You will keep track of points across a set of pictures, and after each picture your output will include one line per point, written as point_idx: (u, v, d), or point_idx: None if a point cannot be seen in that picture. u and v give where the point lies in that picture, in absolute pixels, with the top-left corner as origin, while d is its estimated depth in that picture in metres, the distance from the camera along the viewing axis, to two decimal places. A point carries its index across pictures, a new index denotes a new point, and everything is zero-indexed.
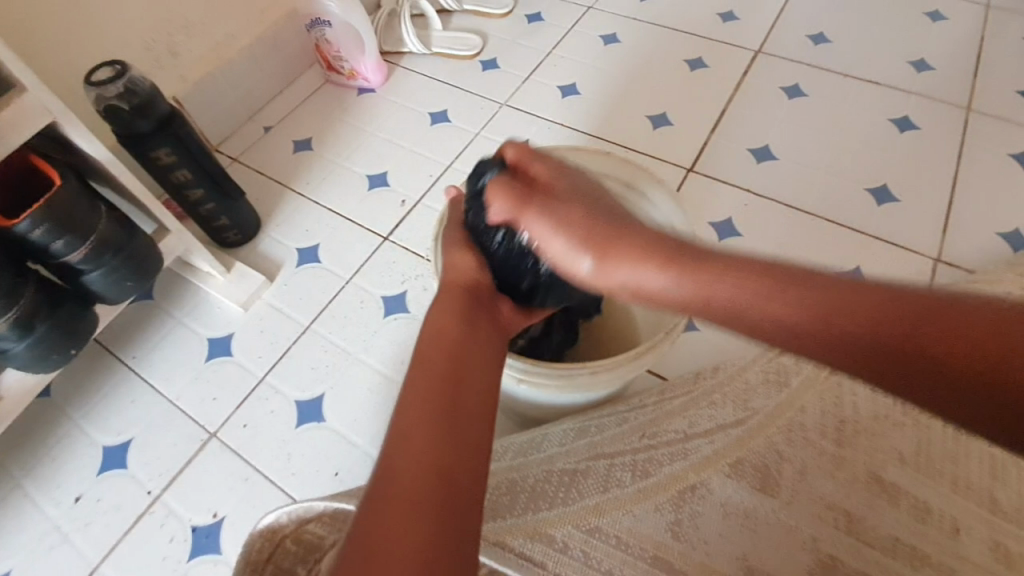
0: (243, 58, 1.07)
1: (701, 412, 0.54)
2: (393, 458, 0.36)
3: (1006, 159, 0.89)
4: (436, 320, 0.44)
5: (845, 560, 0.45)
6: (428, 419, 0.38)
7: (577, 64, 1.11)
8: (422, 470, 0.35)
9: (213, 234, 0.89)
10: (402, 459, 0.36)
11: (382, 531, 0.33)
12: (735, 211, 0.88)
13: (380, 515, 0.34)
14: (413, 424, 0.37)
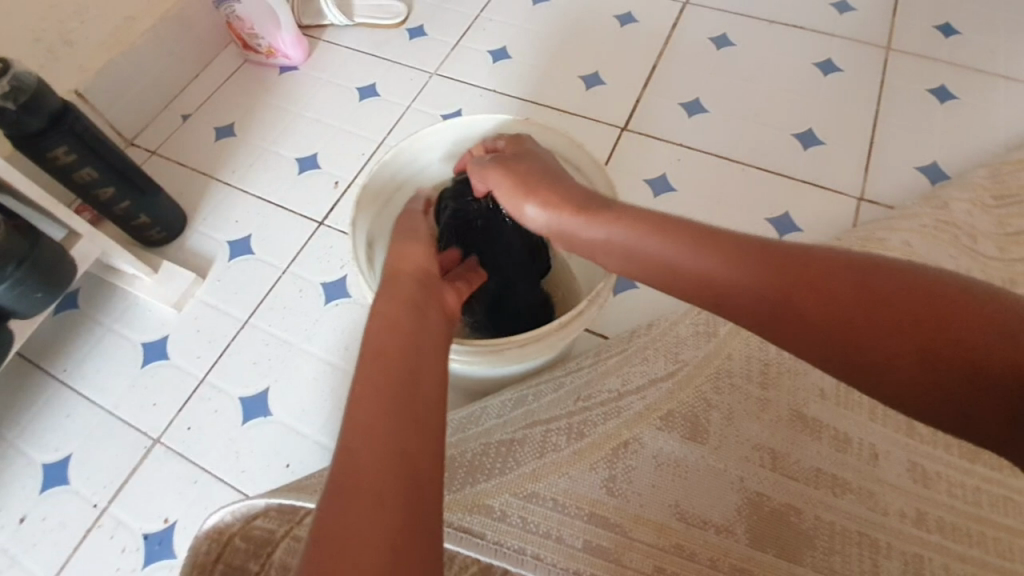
0: (149, 42, 0.99)
1: (634, 369, 0.55)
2: (353, 451, 0.34)
3: (923, 95, 0.91)
4: (383, 312, 0.42)
5: (770, 495, 0.48)
6: (383, 412, 0.36)
7: (506, 26, 1.08)
8: (384, 459, 0.34)
9: (134, 234, 0.85)
10: (362, 451, 0.34)
11: (349, 525, 0.31)
12: (669, 167, 0.88)
13: (344, 510, 0.32)
14: (369, 414, 0.36)
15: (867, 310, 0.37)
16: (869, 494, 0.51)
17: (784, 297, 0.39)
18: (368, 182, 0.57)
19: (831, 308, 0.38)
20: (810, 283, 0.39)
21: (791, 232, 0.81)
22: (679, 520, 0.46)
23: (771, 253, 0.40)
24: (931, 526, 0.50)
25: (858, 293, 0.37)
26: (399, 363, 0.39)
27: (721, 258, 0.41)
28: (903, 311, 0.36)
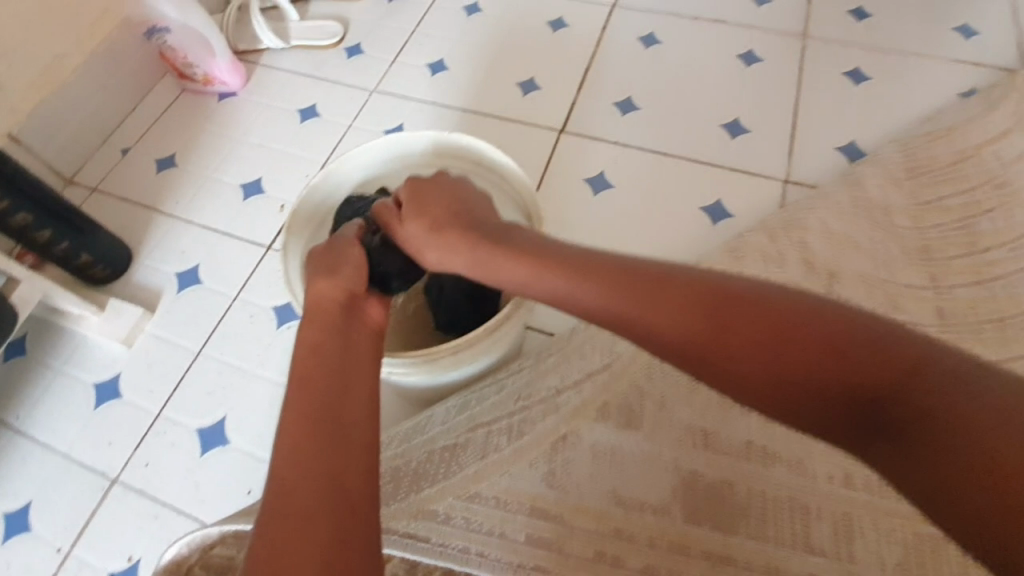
0: (80, 79, 0.98)
1: (572, 365, 0.57)
2: (281, 477, 0.36)
3: (840, 79, 0.96)
4: (308, 337, 0.43)
5: (704, 472, 0.51)
6: (310, 435, 0.37)
7: (442, 38, 1.09)
8: (312, 483, 0.35)
9: (76, 274, 0.84)
10: (291, 476, 0.36)
11: (277, 549, 0.33)
12: (607, 165, 0.91)
13: (274, 536, 0.33)
14: (298, 440, 0.37)
15: (721, 325, 0.38)
16: (799, 462, 0.54)
17: (643, 318, 0.39)
18: (296, 207, 0.59)
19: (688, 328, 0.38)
20: (663, 301, 0.39)
21: (724, 219, 0.84)
22: (616, 505, 0.49)
23: (626, 273, 0.41)
24: (860, 485, 0.53)
25: (712, 311, 0.38)
26: (323, 386, 0.40)
27: (585, 282, 0.41)
28: (757, 326, 0.37)
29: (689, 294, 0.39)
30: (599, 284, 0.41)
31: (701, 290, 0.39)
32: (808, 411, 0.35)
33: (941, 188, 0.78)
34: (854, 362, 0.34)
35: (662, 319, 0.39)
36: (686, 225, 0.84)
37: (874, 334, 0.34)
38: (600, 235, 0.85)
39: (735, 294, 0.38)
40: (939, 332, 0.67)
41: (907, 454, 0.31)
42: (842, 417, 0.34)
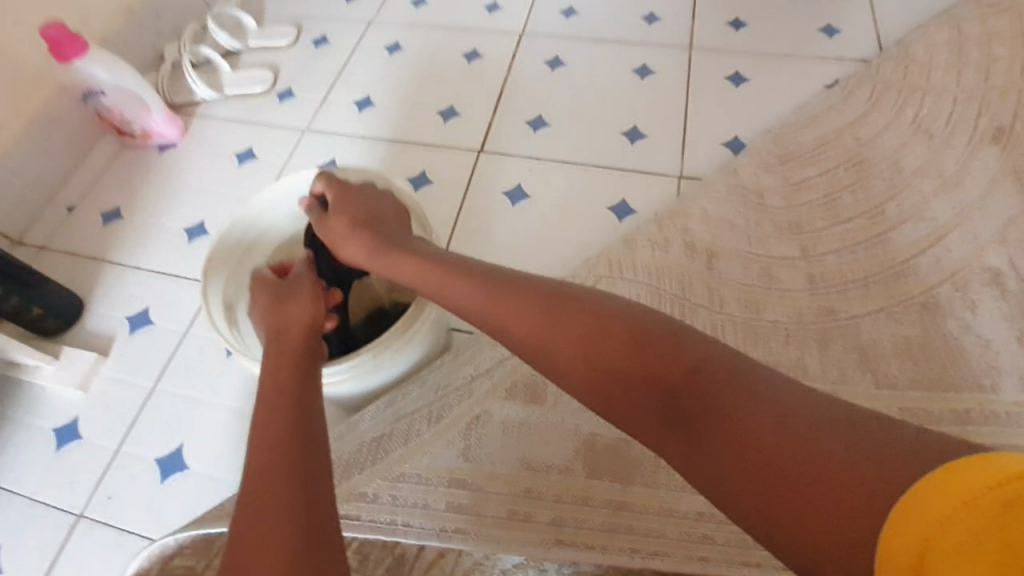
0: (21, 145, 1.03)
1: (484, 354, 0.64)
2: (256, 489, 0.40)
3: (722, 84, 1.08)
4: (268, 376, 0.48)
5: (601, 433, 0.59)
6: (278, 450, 0.42)
7: (367, 76, 1.18)
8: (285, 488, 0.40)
9: (29, 328, 0.88)
10: (264, 487, 0.40)
11: (261, 547, 0.37)
12: (523, 177, 1.00)
13: (255, 538, 0.38)
14: (266, 457, 0.42)
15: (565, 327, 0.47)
16: None
17: (503, 318, 0.49)
18: (211, 254, 0.66)
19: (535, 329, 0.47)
20: (521, 305, 0.48)
21: (629, 216, 0.94)
22: (526, 469, 0.56)
23: (495, 282, 0.50)
24: None
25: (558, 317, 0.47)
26: (285, 408, 0.45)
27: (467, 294, 0.51)
28: (593, 331, 0.46)
29: (544, 302, 0.48)
30: (474, 294, 0.50)
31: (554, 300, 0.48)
32: (622, 399, 0.44)
33: (806, 170, 0.91)
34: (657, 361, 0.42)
35: (518, 319, 0.48)
36: (596, 224, 0.94)
37: (680, 337, 0.43)
38: (521, 241, 0.94)
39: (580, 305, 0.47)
40: (809, 295, 0.78)
41: (690, 437, 0.40)
42: (643, 406, 0.43)
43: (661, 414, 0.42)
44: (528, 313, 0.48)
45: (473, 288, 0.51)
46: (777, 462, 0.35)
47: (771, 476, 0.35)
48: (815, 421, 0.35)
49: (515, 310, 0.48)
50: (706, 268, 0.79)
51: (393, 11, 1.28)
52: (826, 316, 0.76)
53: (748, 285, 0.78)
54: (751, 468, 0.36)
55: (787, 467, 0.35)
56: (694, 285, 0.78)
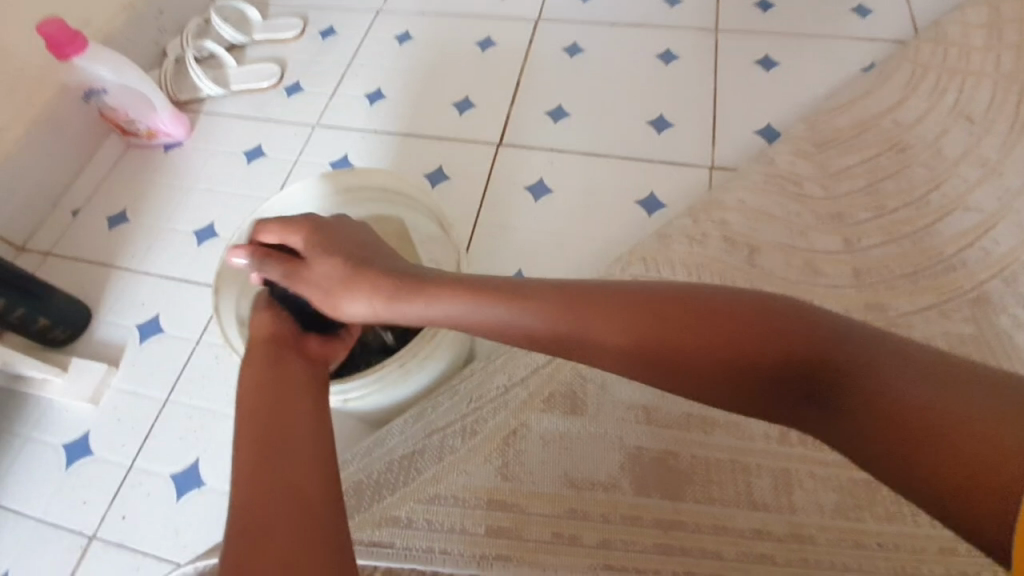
0: (23, 148, 0.99)
1: (518, 362, 0.60)
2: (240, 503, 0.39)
3: (752, 67, 1.02)
4: (249, 377, 0.47)
5: (648, 446, 0.55)
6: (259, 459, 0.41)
7: (377, 68, 1.13)
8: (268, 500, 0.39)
9: (36, 339, 0.85)
10: (247, 499, 0.39)
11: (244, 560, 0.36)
12: (545, 171, 0.95)
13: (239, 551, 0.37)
14: (248, 467, 0.41)
15: (657, 322, 0.44)
16: (736, 426, 0.58)
17: (582, 331, 0.46)
18: (222, 262, 0.62)
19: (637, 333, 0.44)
20: (598, 316, 0.45)
21: (658, 209, 0.89)
22: (569, 487, 0.52)
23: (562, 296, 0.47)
24: (794, 441, 0.59)
25: (645, 316, 0.45)
26: (268, 415, 0.43)
27: (534, 316, 0.47)
28: (708, 318, 0.43)
29: (619, 305, 0.45)
30: (538, 311, 0.47)
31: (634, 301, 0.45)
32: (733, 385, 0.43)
33: (847, 157, 0.85)
34: (779, 341, 0.41)
35: (600, 330, 0.45)
36: (624, 218, 0.89)
37: (805, 313, 0.42)
38: (544, 237, 0.89)
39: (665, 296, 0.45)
40: (857, 291, 0.73)
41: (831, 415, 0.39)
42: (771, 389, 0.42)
43: (797, 398, 0.41)
44: (613, 320, 0.45)
45: (537, 309, 0.47)
46: (924, 417, 0.34)
47: (907, 434, 0.35)
48: (932, 395, 0.35)
49: (596, 322, 0.46)
50: (746, 264, 0.74)
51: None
52: (876, 313, 0.71)
53: (791, 281, 0.73)
54: (886, 433, 0.36)
55: (933, 426, 0.34)
56: (735, 282, 0.73)
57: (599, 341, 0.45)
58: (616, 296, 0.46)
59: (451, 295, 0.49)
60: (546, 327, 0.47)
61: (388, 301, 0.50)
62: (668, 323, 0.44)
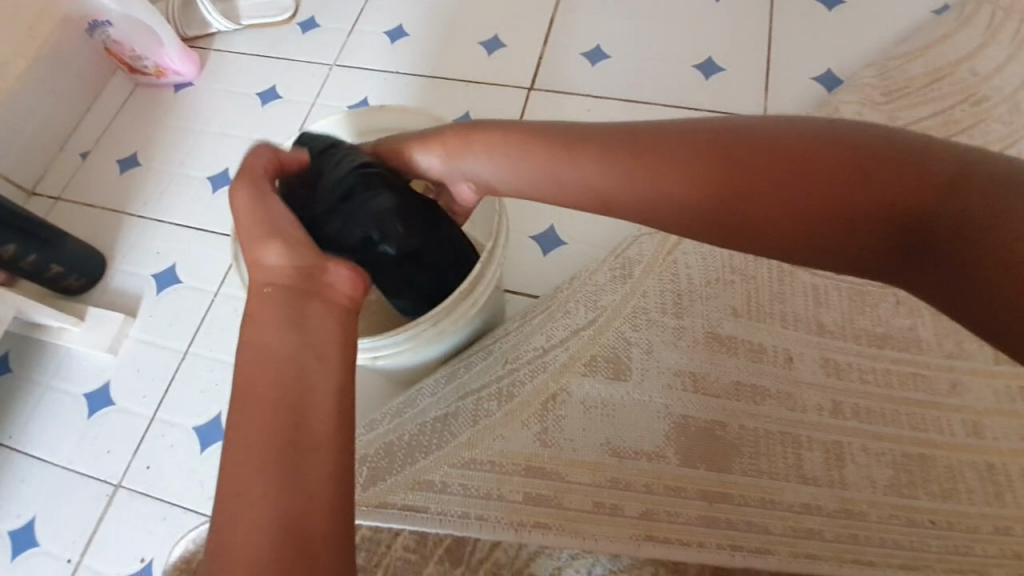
0: (25, 84, 0.94)
1: (557, 323, 0.56)
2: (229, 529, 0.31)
3: (812, 5, 0.92)
4: (256, 333, 0.36)
5: (696, 416, 0.52)
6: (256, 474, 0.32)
7: (397, 3, 1.04)
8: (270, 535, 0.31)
9: (51, 286, 0.82)
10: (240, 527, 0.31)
11: None
12: (579, 119, 0.88)
13: None
14: (246, 478, 0.32)
15: (761, 177, 0.37)
16: (788, 396, 0.54)
17: (641, 184, 0.41)
18: None
19: (696, 192, 0.39)
20: (650, 162, 0.40)
21: None
22: (612, 455, 0.49)
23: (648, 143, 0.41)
24: (848, 413, 0.54)
25: (737, 164, 0.38)
26: (269, 410, 0.34)
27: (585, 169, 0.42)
28: (842, 165, 0.35)
29: (716, 158, 0.39)
30: (608, 157, 0.41)
31: (722, 155, 0.39)
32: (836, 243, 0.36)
33: (917, 109, 0.78)
34: (898, 180, 0.34)
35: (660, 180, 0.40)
36: None
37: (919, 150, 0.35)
38: None
39: (771, 146, 0.37)
40: None
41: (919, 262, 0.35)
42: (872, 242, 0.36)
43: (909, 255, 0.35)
44: (671, 170, 0.40)
45: (575, 164, 0.43)
46: None
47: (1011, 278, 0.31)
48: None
49: (671, 178, 0.40)
50: None
51: None
52: None
53: None
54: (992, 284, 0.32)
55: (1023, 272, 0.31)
56: None
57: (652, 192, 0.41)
58: (710, 146, 0.39)
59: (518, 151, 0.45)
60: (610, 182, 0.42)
61: (468, 157, 0.46)
62: (765, 174, 0.37)
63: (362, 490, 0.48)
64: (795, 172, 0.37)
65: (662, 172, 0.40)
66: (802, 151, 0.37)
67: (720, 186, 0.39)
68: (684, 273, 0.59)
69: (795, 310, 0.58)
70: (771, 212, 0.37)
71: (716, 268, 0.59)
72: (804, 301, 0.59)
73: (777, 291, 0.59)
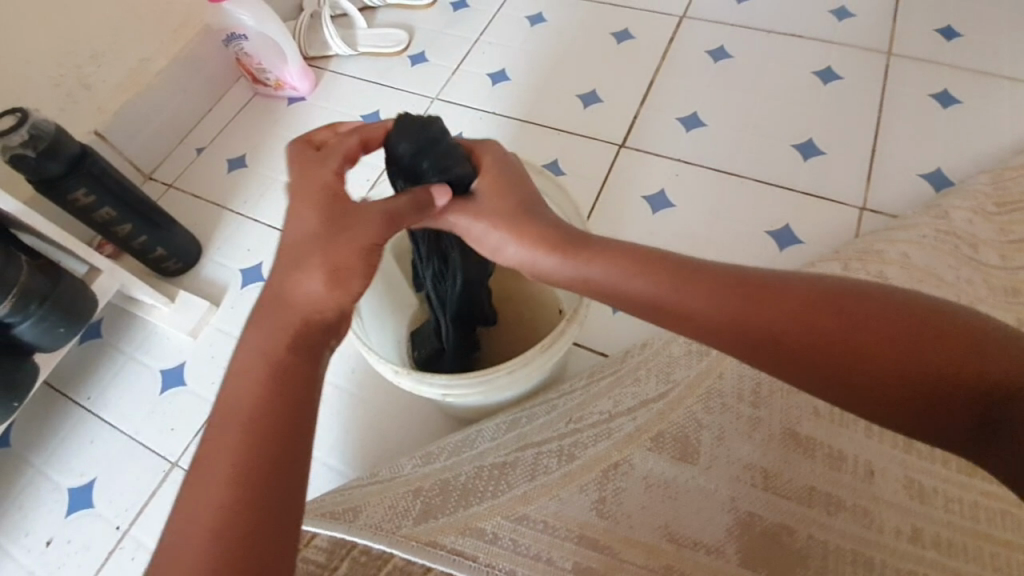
0: (163, 81, 1.04)
1: (625, 391, 0.56)
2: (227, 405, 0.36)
3: (926, 100, 0.90)
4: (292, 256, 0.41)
5: (762, 514, 0.49)
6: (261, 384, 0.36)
7: (504, 48, 1.10)
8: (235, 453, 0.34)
9: (152, 265, 0.89)
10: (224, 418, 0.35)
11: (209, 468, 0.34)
12: (667, 181, 0.89)
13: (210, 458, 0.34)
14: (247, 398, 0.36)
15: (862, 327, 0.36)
16: (864, 512, 0.50)
17: (711, 306, 0.39)
18: None
19: (802, 323, 0.37)
20: (737, 301, 0.39)
21: (792, 245, 0.81)
22: (669, 540, 0.47)
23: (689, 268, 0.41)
24: (928, 542, 0.49)
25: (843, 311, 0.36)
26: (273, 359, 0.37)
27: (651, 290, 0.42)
28: (897, 324, 0.35)
29: (839, 300, 0.37)
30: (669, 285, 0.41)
31: (822, 300, 0.37)
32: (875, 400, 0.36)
33: None
34: (938, 329, 0.35)
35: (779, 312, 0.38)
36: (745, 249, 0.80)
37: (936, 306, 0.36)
38: None
39: (887, 302, 0.36)
40: None
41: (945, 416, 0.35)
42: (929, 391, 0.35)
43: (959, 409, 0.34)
44: (734, 301, 0.39)
45: (663, 282, 0.41)
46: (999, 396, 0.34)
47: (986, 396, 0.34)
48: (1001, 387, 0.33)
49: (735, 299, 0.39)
50: None
51: None
52: None
53: None
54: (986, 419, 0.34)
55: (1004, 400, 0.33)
56: None
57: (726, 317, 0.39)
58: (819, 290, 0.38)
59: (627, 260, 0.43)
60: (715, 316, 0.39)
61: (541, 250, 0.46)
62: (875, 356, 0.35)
63: (412, 524, 0.48)
64: (915, 338, 0.35)
65: (728, 299, 0.39)
66: (927, 311, 0.36)
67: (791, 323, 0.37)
68: None
69: (882, 420, 0.54)
70: (873, 371, 0.35)
71: None
72: None
73: None
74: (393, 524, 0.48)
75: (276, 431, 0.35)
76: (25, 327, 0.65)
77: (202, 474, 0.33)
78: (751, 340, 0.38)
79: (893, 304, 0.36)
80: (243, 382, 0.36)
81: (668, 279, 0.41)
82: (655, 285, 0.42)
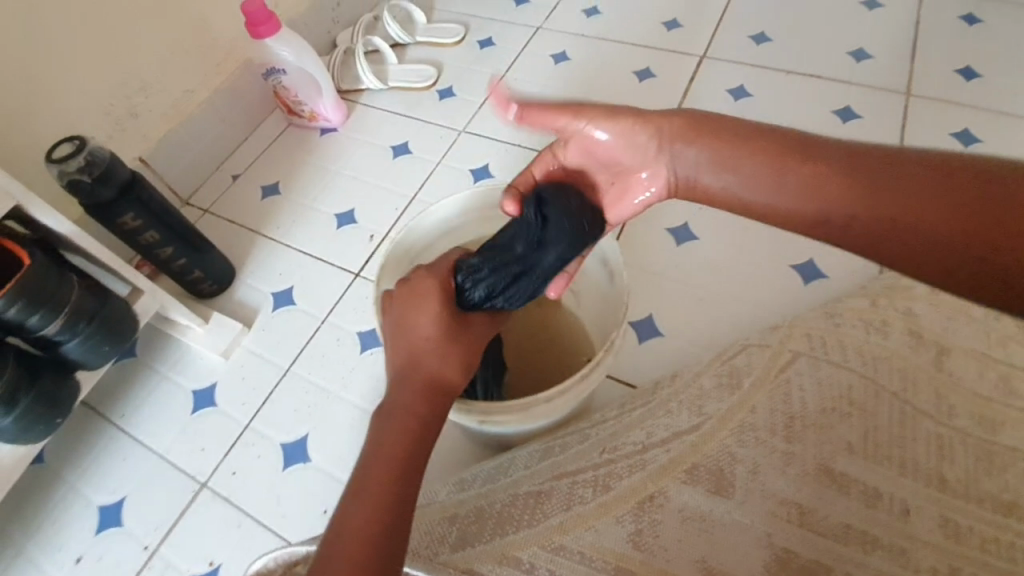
0: (205, 111, 1.09)
1: (658, 422, 0.57)
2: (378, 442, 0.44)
3: (944, 140, 0.92)
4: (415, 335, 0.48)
5: (799, 551, 0.48)
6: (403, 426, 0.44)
7: (530, 84, 1.14)
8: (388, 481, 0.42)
9: (188, 287, 0.92)
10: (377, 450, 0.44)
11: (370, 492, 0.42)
12: (692, 215, 0.88)
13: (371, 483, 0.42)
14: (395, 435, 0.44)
15: (929, 204, 0.46)
16: (901, 551, 0.49)
17: (781, 186, 0.51)
18: (387, 255, 0.63)
19: (870, 202, 0.48)
20: (798, 181, 0.51)
21: (816, 279, 0.81)
22: None
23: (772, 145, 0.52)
24: None
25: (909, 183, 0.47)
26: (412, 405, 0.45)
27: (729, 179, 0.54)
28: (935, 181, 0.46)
29: (901, 179, 0.47)
30: (749, 164, 0.52)
31: (874, 165, 0.49)
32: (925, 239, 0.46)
33: None
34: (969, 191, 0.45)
35: (858, 190, 0.48)
36: (770, 283, 0.81)
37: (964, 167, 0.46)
38: (682, 286, 0.82)
39: (939, 174, 0.46)
40: None
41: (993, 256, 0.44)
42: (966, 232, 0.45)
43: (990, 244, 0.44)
44: (816, 180, 0.50)
45: (746, 173, 0.53)
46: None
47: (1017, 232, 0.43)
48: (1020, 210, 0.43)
49: (807, 176, 0.50)
50: (931, 365, 0.61)
51: (564, 20, 1.23)
52: None
53: (980, 395, 0.59)
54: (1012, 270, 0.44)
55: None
56: (918, 386, 0.59)
57: (815, 205, 0.50)
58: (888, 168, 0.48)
59: (717, 143, 0.53)
60: (775, 199, 0.52)
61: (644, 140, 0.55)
62: (919, 215, 0.46)
63: (449, 551, 0.48)
64: (967, 203, 0.45)
65: (797, 178, 0.50)
66: (971, 172, 0.45)
67: (851, 191, 0.49)
68: (798, 394, 0.57)
69: (915, 458, 0.54)
70: (920, 218, 0.46)
71: (832, 397, 0.57)
72: (926, 449, 0.55)
73: (897, 434, 0.55)
74: (430, 550, 0.49)
75: (417, 463, 0.44)
76: (71, 345, 0.67)
77: (357, 511, 0.41)
78: (826, 217, 0.50)
79: (928, 169, 0.47)
80: (395, 431, 0.44)
81: (741, 153, 0.53)
82: (736, 173, 0.53)
